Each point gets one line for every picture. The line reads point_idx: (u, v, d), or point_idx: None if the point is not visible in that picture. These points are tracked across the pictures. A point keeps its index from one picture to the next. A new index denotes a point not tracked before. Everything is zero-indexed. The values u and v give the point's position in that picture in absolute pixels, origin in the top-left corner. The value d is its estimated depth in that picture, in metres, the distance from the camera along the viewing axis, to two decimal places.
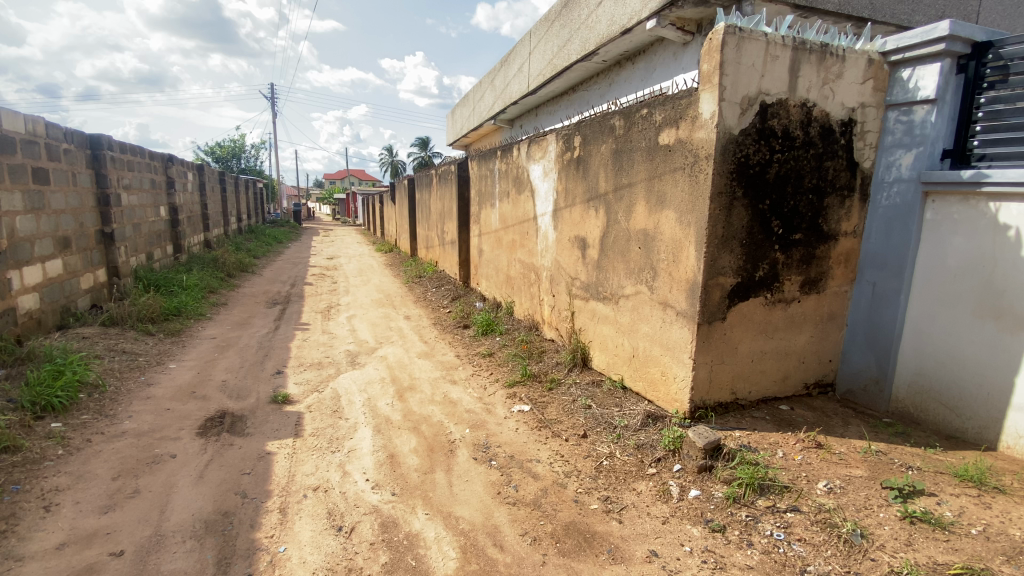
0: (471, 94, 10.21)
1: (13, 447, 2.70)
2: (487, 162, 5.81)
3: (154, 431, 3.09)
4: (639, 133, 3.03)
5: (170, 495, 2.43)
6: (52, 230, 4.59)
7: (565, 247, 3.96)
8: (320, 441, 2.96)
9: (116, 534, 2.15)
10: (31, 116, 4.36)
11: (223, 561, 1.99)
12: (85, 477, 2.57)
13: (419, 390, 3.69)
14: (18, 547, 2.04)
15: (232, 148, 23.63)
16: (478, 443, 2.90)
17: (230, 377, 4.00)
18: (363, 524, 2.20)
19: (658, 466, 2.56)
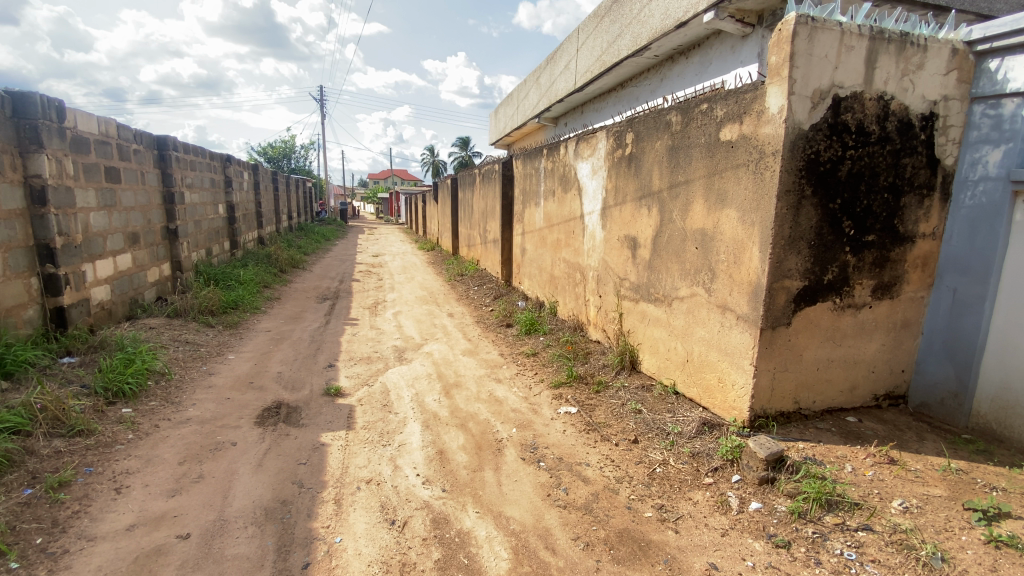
0: (515, 93, 10.22)
1: (88, 430, 2.88)
2: (532, 161, 5.78)
3: (216, 419, 3.23)
4: (697, 129, 2.92)
5: (231, 481, 2.52)
6: (122, 225, 4.88)
7: (614, 246, 3.88)
8: (371, 434, 3.01)
9: (183, 517, 2.25)
10: (104, 118, 4.62)
11: (283, 548, 2.05)
12: (154, 461, 2.71)
13: (465, 388, 3.70)
14: (93, 527, 2.17)
15: (284, 149, 24.59)
16: (526, 443, 2.87)
17: (285, 369, 4.15)
18: (415, 519, 2.22)
19: (715, 476, 2.46)
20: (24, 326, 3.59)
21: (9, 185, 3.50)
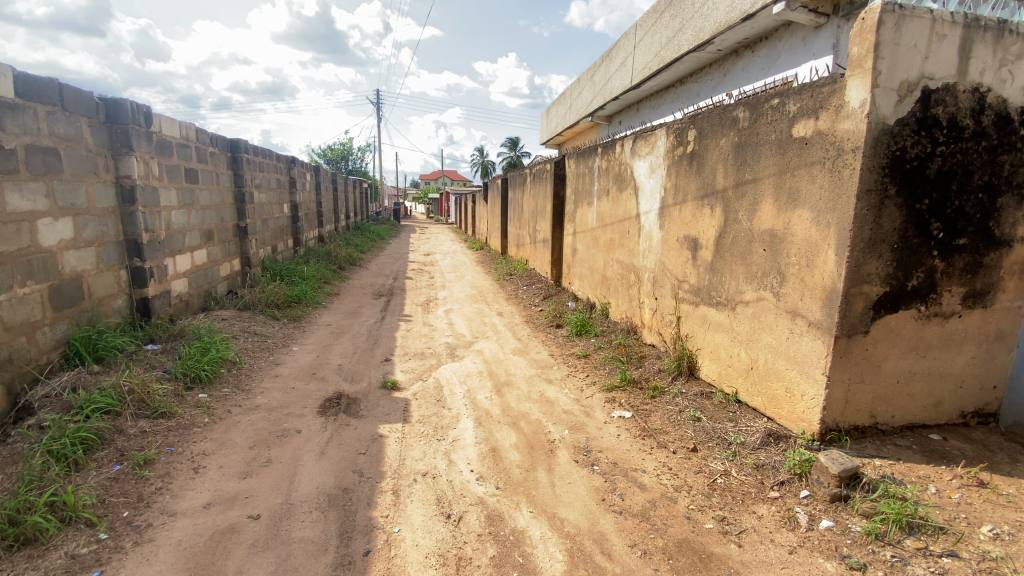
0: (569, 92, 10.15)
1: (169, 413, 3.11)
2: (585, 160, 5.71)
3: (282, 407, 3.39)
4: (767, 126, 2.79)
5: (297, 467, 2.64)
6: (199, 223, 5.23)
7: (673, 247, 3.77)
8: (426, 428, 3.07)
9: (253, 498, 2.38)
10: (185, 122, 4.96)
11: (345, 534, 2.12)
12: (227, 444, 2.88)
13: (516, 387, 3.71)
14: (174, 503, 2.33)
15: (343, 151, 25.61)
16: (579, 446, 2.84)
17: (345, 362, 4.31)
18: (470, 514, 2.24)
19: (781, 490, 2.34)
20: (115, 314, 3.92)
21: (103, 184, 3.83)
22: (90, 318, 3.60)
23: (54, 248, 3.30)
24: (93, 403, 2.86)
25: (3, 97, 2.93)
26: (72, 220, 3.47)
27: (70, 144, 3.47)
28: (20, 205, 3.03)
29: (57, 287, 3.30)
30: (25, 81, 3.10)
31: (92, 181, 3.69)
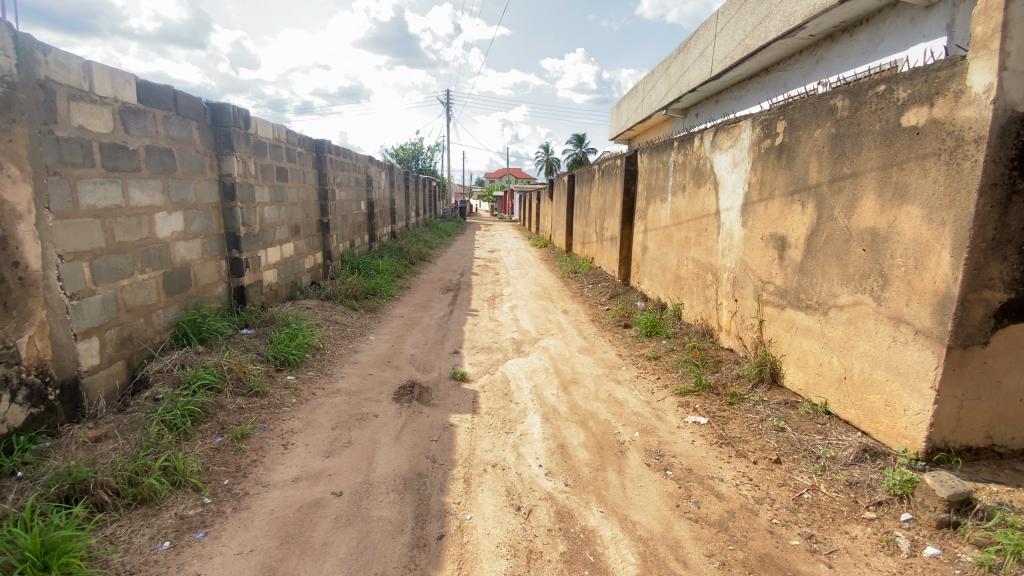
0: (642, 84, 9.89)
1: (262, 392, 3.37)
2: (660, 155, 5.53)
3: (360, 392, 3.58)
4: (870, 115, 2.57)
5: (375, 449, 2.78)
6: (288, 218, 5.61)
7: (756, 246, 3.58)
8: (495, 421, 3.12)
9: (336, 476, 2.53)
10: (278, 124, 5.34)
11: (420, 517, 2.20)
12: (312, 424, 3.07)
13: (583, 385, 3.66)
14: (268, 475, 2.53)
15: (414, 151, 26.51)
16: (650, 449, 2.76)
17: (417, 352, 4.47)
18: (540, 508, 2.25)
19: (878, 511, 2.16)
20: (216, 300, 4.30)
21: (208, 182, 4.20)
22: (196, 303, 3.97)
23: (168, 239, 3.66)
24: (198, 379, 3.16)
25: (128, 104, 3.28)
26: (182, 214, 3.84)
27: (182, 145, 3.84)
28: (141, 200, 3.39)
29: (169, 274, 3.67)
30: (146, 89, 3.45)
31: (199, 179, 4.05)
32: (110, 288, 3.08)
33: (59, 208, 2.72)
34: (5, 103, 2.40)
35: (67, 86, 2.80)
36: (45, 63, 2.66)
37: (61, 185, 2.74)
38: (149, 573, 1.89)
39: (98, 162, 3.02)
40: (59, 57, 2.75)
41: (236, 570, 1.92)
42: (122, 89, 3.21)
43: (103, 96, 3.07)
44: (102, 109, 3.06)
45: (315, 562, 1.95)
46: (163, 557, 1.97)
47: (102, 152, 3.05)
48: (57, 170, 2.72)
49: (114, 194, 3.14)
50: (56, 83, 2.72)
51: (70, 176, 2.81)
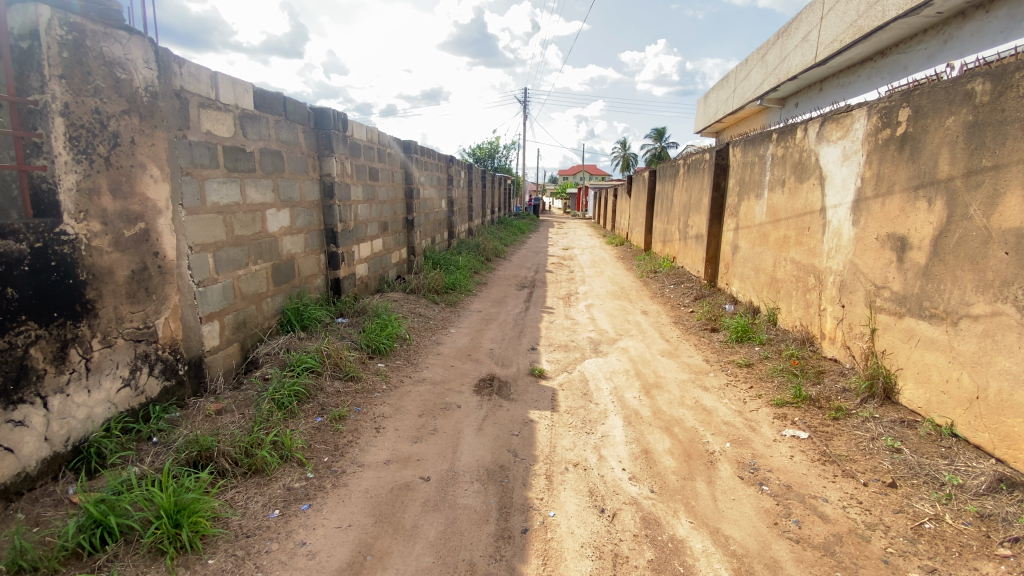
0: (734, 74, 9.38)
1: (356, 377, 3.60)
2: (755, 148, 5.20)
3: (444, 382, 3.72)
4: (1018, 99, 2.25)
5: (459, 439, 2.87)
6: (378, 215, 5.92)
7: (869, 247, 3.26)
8: (575, 420, 3.10)
9: (424, 462, 2.65)
10: (371, 126, 5.65)
11: (504, 509, 2.25)
12: (401, 410, 3.24)
13: (667, 390, 3.53)
14: (362, 456, 2.71)
15: (490, 149, 26.89)
16: (743, 461, 2.61)
17: (496, 346, 4.55)
18: (625, 513, 2.20)
19: (1015, 548, 1.89)
20: (316, 291, 4.64)
21: (311, 182, 4.53)
22: (299, 293, 4.31)
23: (277, 233, 4.00)
24: (302, 362, 3.43)
25: (246, 110, 3.61)
26: (289, 211, 4.18)
27: (290, 147, 4.17)
28: (256, 198, 3.72)
29: (277, 266, 4.00)
30: (261, 96, 3.78)
31: (304, 179, 4.38)
32: (229, 278, 3.42)
33: (190, 204, 3.05)
34: (149, 110, 2.72)
35: (197, 95, 3.13)
36: (180, 75, 2.99)
37: (192, 184, 3.07)
38: (262, 537, 2.08)
39: (221, 163, 3.35)
40: (192, 69, 3.08)
41: (336, 542, 2.07)
42: (241, 96, 3.54)
43: (227, 104, 3.41)
44: (226, 115, 3.39)
45: (406, 543, 2.06)
46: (273, 523, 2.17)
47: (225, 154, 3.38)
48: (189, 171, 3.05)
49: (234, 192, 3.47)
50: (189, 92, 3.06)
51: (199, 176, 3.14)
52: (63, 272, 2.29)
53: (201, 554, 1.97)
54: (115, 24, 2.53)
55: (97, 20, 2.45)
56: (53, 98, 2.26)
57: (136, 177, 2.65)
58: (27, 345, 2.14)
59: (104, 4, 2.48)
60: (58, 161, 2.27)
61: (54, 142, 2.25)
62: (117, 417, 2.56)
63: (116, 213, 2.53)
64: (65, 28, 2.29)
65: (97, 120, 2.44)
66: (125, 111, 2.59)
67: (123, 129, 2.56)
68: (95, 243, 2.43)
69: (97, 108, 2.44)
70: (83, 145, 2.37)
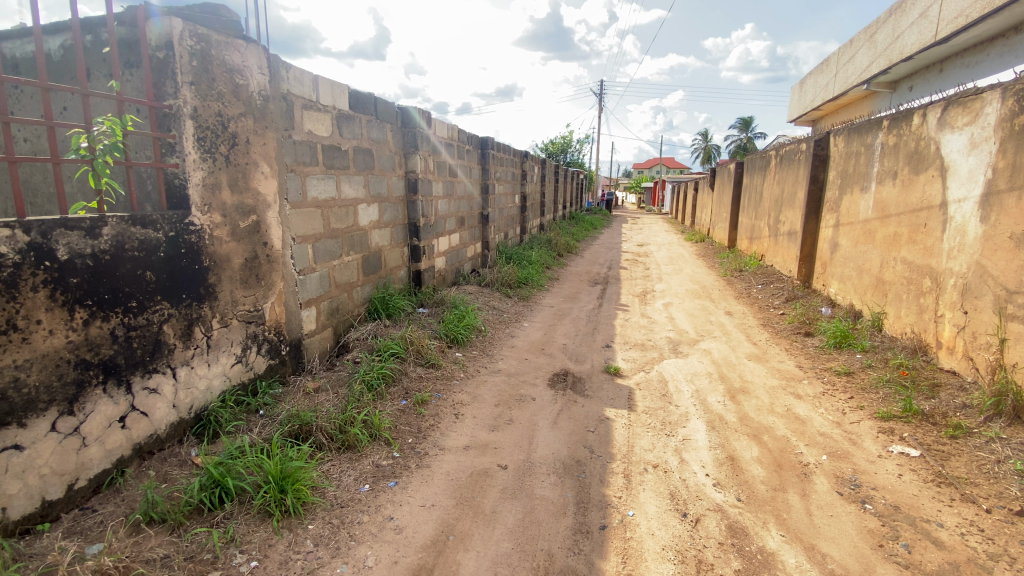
0: (835, 58, 8.64)
1: (436, 364, 3.76)
2: (861, 137, 4.76)
3: (519, 374, 3.77)
4: None
5: (534, 431, 2.90)
6: (456, 210, 6.09)
7: (1001, 247, 2.89)
8: (653, 420, 3.02)
9: (501, 450, 2.72)
10: (452, 124, 5.82)
11: (582, 503, 2.24)
12: (478, 398, 3.34)
13: (754, 395, 3.34)
14: (443, 440, 2.82)
15: (563, 144, 26.65)
16: (843, 476, 2.42)
17: (569, 342, 4.54)
18: (708, 519, 2.12)
19: None
20: (399, 282, 4.88)
21: (397, 178, 4.74)
22: (385, 283, 4.55)
23: (367, 226, 4.24)
24: (388, 348, 3.64)
25: (342, 110, 3.84)
26: (377, 206, 4.41)
27: (379, 145, 4.39)
28: (350, 193, 3.97)
29: (366, 257, 4.25)
30: (356, 97, 4.01)
31: (391, 175, 4.61)
32: (325, 267, 3.68)
33: (294, 199, 3.31)
34: (261, 112, 2.98)
35: (301, 98, 3.39)
36: (288, 79, 3.24)
37: (295, 180, 3.33)
38: (355, 509, 2.25)
39: (321, 160, 3.59)
40: (297, 74, 3.33)
41: (421, 520, 2.18)
42: (338, 97, 3.78)
43: (326, 105, 3.65)
44: (325, 115, 3.63)
45: (486, 527, 2.12)
46: (364, 497, 2.33)
47: (324, 153, 3.62)
48: (293, 168, 3.31)
49: (331, 187, 3.72)
50: (294, 95, 3.31)
51: (301, 173, 3.40)
52: (191, 259, 2.57)
53: (302, 519, 2.15)
54: (234, 34, 2.79)
55: (220, 30, 2.71)
56: (185, 103, 2.53)
57: (250, 173, 2.91)
58: (161, 322, 2.43)
59: (225, 16, 2.74)
60: (188, 159, 2.55)
61: (185, 143, 2.53)
62: (231, 389, 2.85)
63: (233, 206, 2.80)
64: (193, 39, 2.56)
65: (220, 122, 2.70)
66: (243, 114, 2.85)
67: (240, 129, 2.83)
68: (216, 233, 2.71)
69: (220, 111, 2.71)
70: (208, 145, 2.64)
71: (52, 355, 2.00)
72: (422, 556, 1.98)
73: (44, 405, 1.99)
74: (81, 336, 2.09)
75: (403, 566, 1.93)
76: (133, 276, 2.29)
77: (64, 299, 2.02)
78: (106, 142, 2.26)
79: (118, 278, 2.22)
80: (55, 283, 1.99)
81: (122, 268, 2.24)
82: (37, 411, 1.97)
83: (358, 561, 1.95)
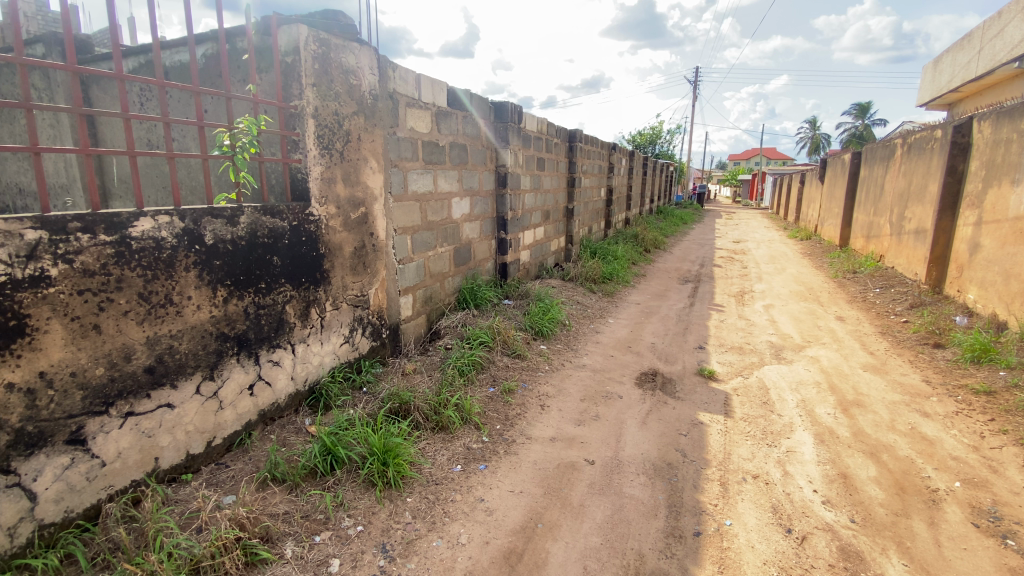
0: (979, 33, 7.54)
1: (521, 355, 3.82)
2: (1014, 121, 4.12)
3: (604, 371, 3.72)
4: None
5: (622, 429, 2.86)
6: (542, 204, 6.12)
7: None
8: (753, 428, 2.85)
9: (588, 445, 2.71)
10: (542, 118, 5.85)
11: (674, 507, 2.18)
12: (563, 392, 3.35)
13: (870, 410, 3.03)
14: (530, 430, 2.87)
15: (653, 135, 25.67)
16: (981, 507, 2.13)
17: (658, 341, 4.40)
18: (817, 538, 1.97)
19: None
20: (486, 274, 5.01)
21: (489, 172, 4.85)
22: (474, 275, 4.69)
23: (459, 219, 4.39)
24: (478, 337, 3.76)
25: (441, 107, 3.99)
26: (469, 199, 4.54)
27: (473, 139, 4.51)
28: (445, 187, 4.12)
29: (458, 249, 4.40)
30: (454, 94, 4.15)
31: (483, 170, 4.72)
32: (422, 258, 3.87)
33: (396, 193, 3.50)
34: (371, 111, 3.18)
35: (405, 96, 3.56)
36: (394, 78, 3.42)
37: (398, 175, 3.52)
38: (448, 487, 2.36)
39: (420, 156, 3.76)
40: (403, 73, 3.51)
41: (510, 504, 2.24)
42: (438, 95, 3.93)
43: (427, 102, 3.81)
44: (425, 112, 3.79)
45: (574, 519, 2.13)
46: (457, 477, 2.44)
47: (423, 148, 3.79)
48: (396, 163, 3.49)
49: (428, 181, 3.89)
50: (399, 94, 3.49)
51: (403, 168, 3.58)
52: (310, 246, 2.82)
53: (401, 491, 2.30)
54: (350, 37, 3.00)
55: (338, 35, 2.93)
56: (308, 103, 2.76)
57: (361, 168, 3.13)
58: (285, 302, 2.70)
59: (342, 21, 2.95)
60: (309, 155, 2.79)
61: (307, 140, 2.77)
62: (339, 366, 3.10)
63: (346, 199, 3.03)
64: (316, 44, 2.78)
65: (336, 120, 2.92)
66: (355, 112, 3.05)
67: (353, 127, 3.04)
68: (331, 223, 2.94)
69: (336, 110, 2.93)
70: (326, 142, 2.87)
71: (199, 327, 2.29)
72: (512, 539, 2.03)
73: (191, 370, 2.28)
74: (221, 311, 2.38)
75: (494, 547, 1.99)
76: (263, 260, 2.56)
77: (209, 278, 2.31)
78: (244, 139, 2.53)
79: (251, 262, 2.50)
80: (202, 264, 2.27)
81: (254, 253, 2.51)
82: (186, 374, 2.27)
83: (452, 537, 2.05)
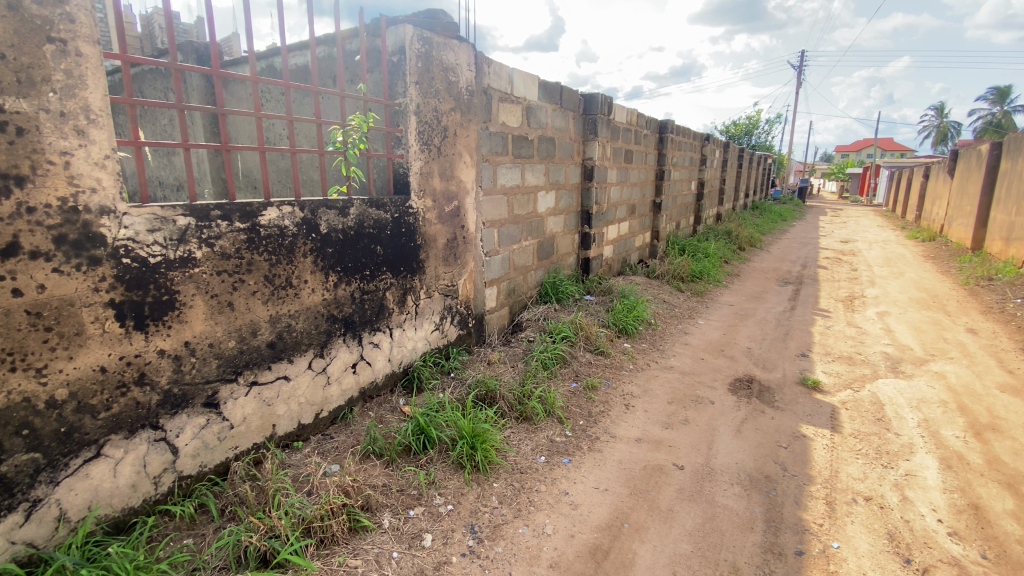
0: None
1: (604, 352, 3.78)
2: None
3: (694, 374, 3.58)
4: None
5: (713, 436, 2.74)
6: (628, 198, 5.97)
7: None
8: (864, 446, 2.61)
9: (676, 449, 2.63)
10: (632, 109, 5.70)
11: (772, 522, 2.06)
12: (649, 392, 3.27)
13: (1010, 436, 2.66)
14: (614, 428, 2.84)
15: (749, 125, 24.03)
16: None
17: (754, 346, 4.14)
18: (942, 573, 1.78)
19: None
20: (569, 268, 4.99)
21: (575, 166, 4.82)
22: (557, 269, 4.69)
23: (545, 213, 4.41)
24: (561, 331, 3.77)
25: (532, 101, 4.02)
26: (555, 193, 4.54)
27: (562, 133, 4.49)
28: (533, 181, 4.15)
29: (542, 242, 4.42)
30: (544, 87, 4.16)
31: (570, 163, 4.69)
32: (508, 250, 3.94)
33: (486, 186, 3.59)
34: (467, 107, 3.27)
35: (498, 91, 3.62)
36: (489, 74, 3.49)
37: (489, 169, 3.59)
38: (532, 476, 2.40)
39: (510, 150, 3.82)
40: (497, 68, 3.57)
41: (596, 501, 2.24)
42: (529, 89, 3.95)
43: (519, 96, 3.85)
44: (516, 106, 3.83)
45: (662, 523, 2.08)
46: (541, 467, 2.47)
47: (513, 142, 3.84)
48: (488, 158, 3.57)
49: (517, 175, 3.94)
50: (493, 89, 3.56)
51: (494, 162, 3.65)
52: (409, 237, 2.97)
53: (488, 476, 2.38)
54: (450, 35, 3.10)
55: (439, 33, 3.03)
56: (411, 101, 2.90)
57: (456, 163, 3.24)
58: (385, 289, 2.87)
59: (445, 20, 3.05)
60: (411, 151, 2.93)
61: (409, 136, 2.91)
62: (430, 352, 3.25)
63: (442, 192, 3.15)
64: (420, 43, 2.91)
65: (435, 116, 3.04)
66: (452, 109, 3.16)
67: (450, 123, 3.15)
68: (428, 216, 3.07)
69: (436, 107, 3.04)
70: (426, 138, 3.00)
71: (313, 309, 2.50)
72: (598, 535, 2.03)
73: (305, 347, 2.50)
74: (331, 295, 2.58)
75: (579, 541, 2.00)
76: (368, 249, 2.74)
77: (322, 265, 2.51)
78: (355, 136, 2.71)
79: (358, 250, 2.68)
80: (317, 251, 2.47)
81: (361, 242, 2.69)
82: (300, 351, 2.49)
83: (537, 526, 2.09)
